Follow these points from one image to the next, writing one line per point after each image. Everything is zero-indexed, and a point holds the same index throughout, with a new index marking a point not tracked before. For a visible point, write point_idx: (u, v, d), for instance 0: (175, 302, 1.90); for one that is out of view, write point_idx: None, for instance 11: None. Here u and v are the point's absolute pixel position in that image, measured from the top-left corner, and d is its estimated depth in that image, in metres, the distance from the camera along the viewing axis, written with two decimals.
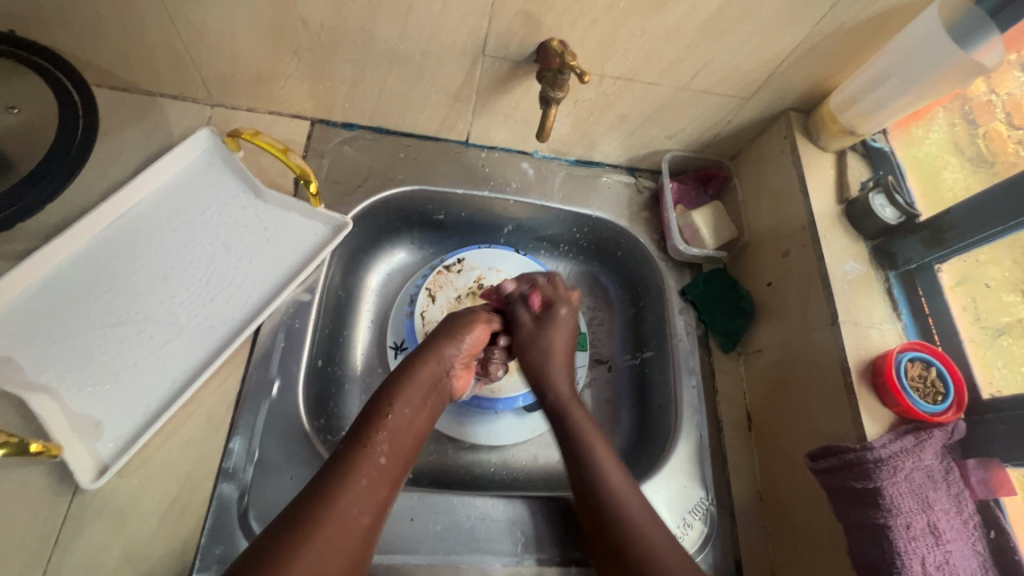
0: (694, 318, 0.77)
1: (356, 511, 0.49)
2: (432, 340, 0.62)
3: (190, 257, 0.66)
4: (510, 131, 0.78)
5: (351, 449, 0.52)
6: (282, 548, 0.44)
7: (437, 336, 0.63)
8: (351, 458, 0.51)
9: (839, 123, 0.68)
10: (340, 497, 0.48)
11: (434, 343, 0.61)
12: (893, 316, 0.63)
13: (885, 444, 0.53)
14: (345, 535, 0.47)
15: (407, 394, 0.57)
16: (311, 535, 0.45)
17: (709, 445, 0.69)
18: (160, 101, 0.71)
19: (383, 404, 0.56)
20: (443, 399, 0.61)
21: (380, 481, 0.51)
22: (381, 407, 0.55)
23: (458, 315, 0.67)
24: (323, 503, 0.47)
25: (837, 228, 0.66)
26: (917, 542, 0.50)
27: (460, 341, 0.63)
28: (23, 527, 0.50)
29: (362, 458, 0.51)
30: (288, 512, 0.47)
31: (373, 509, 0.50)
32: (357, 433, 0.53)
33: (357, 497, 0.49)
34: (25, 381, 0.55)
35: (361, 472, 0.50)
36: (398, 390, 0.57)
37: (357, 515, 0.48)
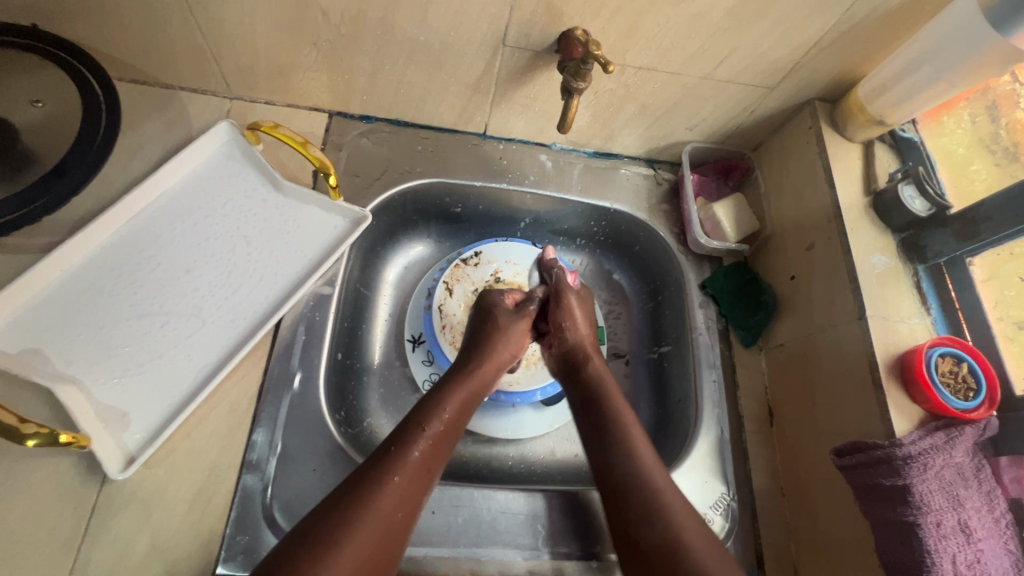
0: (714, 312, 0.76)
1: (396, 513, 0.49)
2: (478, 350, 0.65)
3: (212, 250, 0.66)
4: (528, 122, 0.77)
5: (396, 450, 0.52)
6: (321, 542, 0.45)
7: (484, 346, 0.65)
8: (397, 458, 0.52)
9: (866, 113, 0.66)
10: (383, 497, 0.49)
11: (481, 354, 0.64)
12: (922, 311, 0.61)
13: (915, 441, 0.52)
14: (382, 536, 0.47)
15: (451, 402, 0.59)
16: (349, 532, 0.46)
17: (730, 440, 0.68)
18: (179, 95, 0.71)
19: (432, 409, 0.57)
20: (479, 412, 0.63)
21: (421, 485, 0.52)
22: (431, 410, 0.57)
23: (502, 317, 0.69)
24: (365, 501, 0.48)
25: (864, 220, 0.65)
26: (947, 540, 0.49)
27: (506, 351, 0.65)
28: (53, 516, 0.51)
29: (407, 460, 0.52)
30: (329, 505, 0.48)
31: (410, 513, 0.50)
32: (404, 433, 0.54)
33: (398, 499, 0.50)
34: (53, 372, 0.55)
35: (403, 473, 0.51)
36: (444, 397, 0.59)
37: (396, 517, 0.49)
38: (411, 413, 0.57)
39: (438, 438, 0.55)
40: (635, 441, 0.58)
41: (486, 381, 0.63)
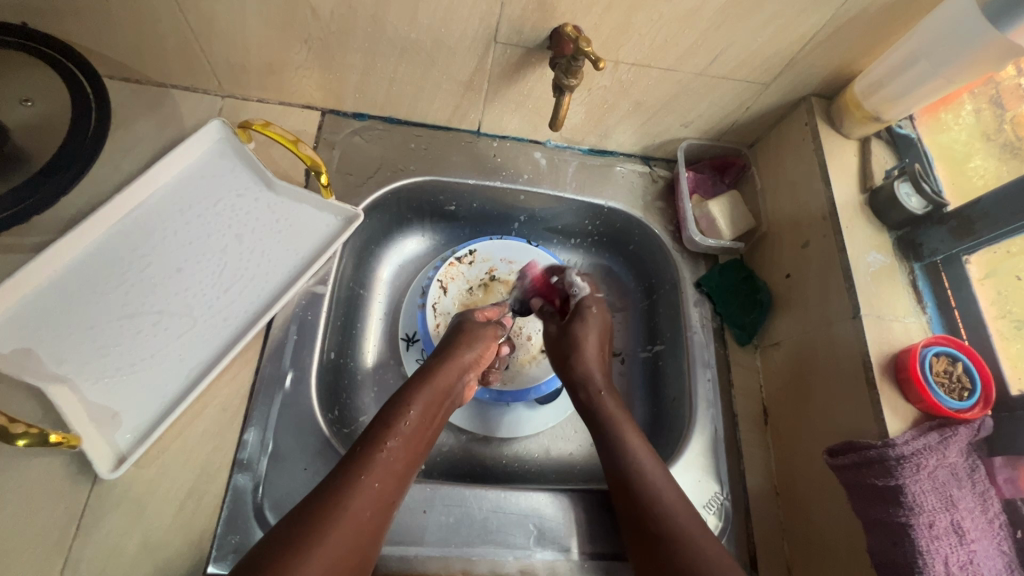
0: (709, 310, 0.75)
1: (369, 512, 0.49)
2: (444, 350, 0.64)
3: (203, 249, 0.66)
4: (522, 119, 0.77)
5: (365, 451, 0.52)
6: (292, 549, 0.44)
7: (449, 346, 0.65)
8: (364, 459, 0.52)
9: (863, 109, 0.66)
10: (352, 498, 0.49)
11: (446, 354, 0.64)
12: (917, 309, 0.61)
13: (908, 441, 0.51)
14: (353, 539, 0.47)
15: (418, 401, 0.58)
16: (323, 534, 0.46)
17: (724, 439, 0.68)
18: (172, 93, 0.71)
19: (398, 408, 0.57)
20: (451, 411, 0.63)
21: (392, 487, 0.52)
22: (398, 409, 0.57)
23: (467, 323, 0.69)
24: (337, 501, 0.48)
25: (859, 218, 0.64)
26: (940, 541, 0.49)
27: (470, 350, 0.65)
28: (45, 515, 0.51)
29: (375, 461, 0.52)
30: (304, 505, 0.48)
31: (381, 513, 0.50)
32: (372, 435, 0.54)
33: (367, 502, 0.49)
34: (45, 373, 0.55)
35: (373, 473, 0.51)
36: (413, 395, 0.58)
37: (368, 518, 0.49)
38: (380, 413, 0.57)
39: (405, 438, 0.55)
40: (647, 465, 0.59)
41: (455, 380, 0.62)
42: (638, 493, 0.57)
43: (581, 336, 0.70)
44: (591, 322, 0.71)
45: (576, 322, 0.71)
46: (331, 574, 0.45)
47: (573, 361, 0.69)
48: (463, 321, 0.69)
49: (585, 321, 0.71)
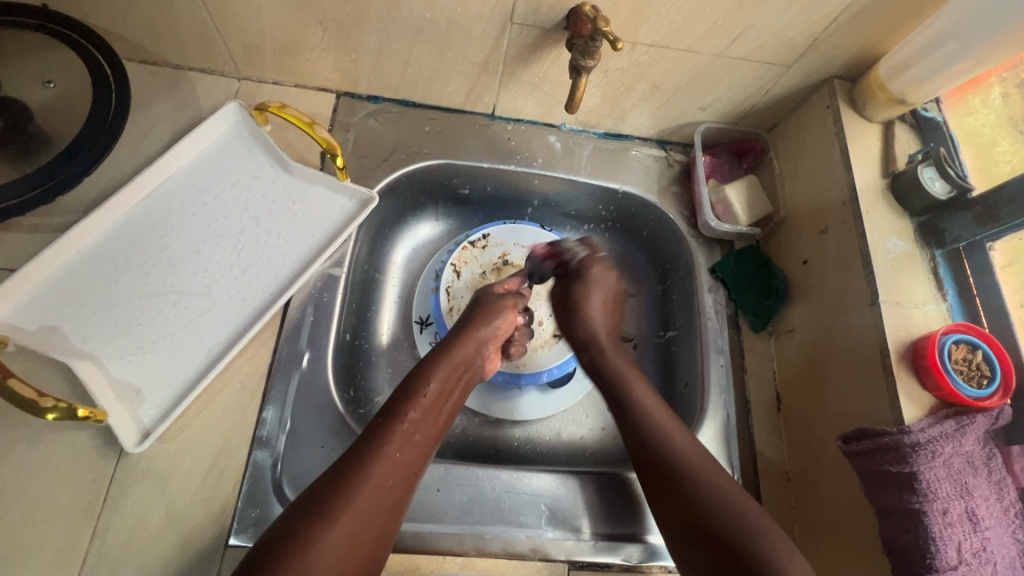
0: (724, 297, 0.75)
1: (391, 481, 0.50)
2: (463, 324, 0.65)
3: (222, 230, 0.67)
4: (537, 102, 0.76)
5: (385, 423, 0.54)
6: (315, 517, 0.46)
7: (468, 321, 0.65)
8: (385, 430, 0.53)
9: (888, 91, 0.64)
10: (374, 468, 0.50)
11: (465, 327, 0.64)
12: (938, 297, 0.60)
13: (923, 428, 0.51)
14: (376, 507, 0.49)
15: (437, 375, 0.59)
16: (346, 502, 0.48)
17: (736, 424, 0.68)
18: (189, 75, 0.71)
19: (418, 380, 0.58)
20: (473, 383, 0.64)
21: (413, 457, 0.53)
22: (417, 383, 0.58)
23: (486, 297, 0.68)
24: (358, 472, 0.49)
25: (880, 203, 0.63)
26: (953, 528, 0.49)
27: (491, 324, 0.65)
28: (74, 485, 0.53)
29: (396, 433, 0.53)
30: (327, 475, 0.50)
31: (403, 483, 0.51)
32: (393, 408, 0.56)
33: (390, 472, 0.51)
34: (71, 349, 0.57)
35: (395, 444, 0.52)
36: (432, 368, 0.60)
37: (391, 486, 0.50)
38: (400, 386, 0.58)
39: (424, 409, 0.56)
40: (682, 447, 0.57)
41: (473, 352, 0.63)
42: (656, 470, 0.57)
43: (583, 296, 0.71)
44: (595, 282, 0.72)
45: (578, 281, 0.72)
46: (353, 540, 0.47)
47: (574, 314, 0.71)
48: (483, 295, 0.69)
49: (587, 279, 0.72)
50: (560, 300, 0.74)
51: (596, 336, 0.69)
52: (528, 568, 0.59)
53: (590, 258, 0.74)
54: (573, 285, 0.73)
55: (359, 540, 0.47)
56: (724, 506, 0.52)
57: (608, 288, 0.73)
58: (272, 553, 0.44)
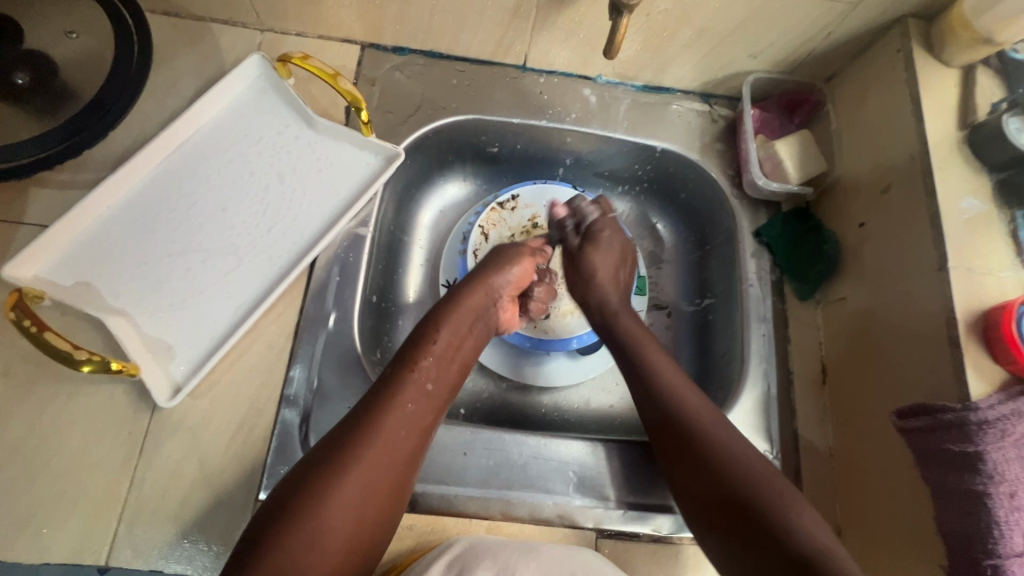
0: (768, 262, 0.70)
1: (404, 430, 0.49)
2: (476, 271, 0.63)
3: (247, 188, 0.65)
4: (572, 51, 0.71)
5: (397, 373, 0.52)
6: (329, 468, 0.45)
7: (481, 269, 0.63)
8: (396, 380, 0.52)
9: (972, 29, 0.56)
10: (388, 418, 0.49)
11: (478, 277, 0.62)
12: (1017, 263, 0.53)
13: (993, 405, 0.47)
14: (390, 457, 0.48)
15: (449, 325, 0.57)
16: (360, 452, 0.47)
17: (777, 396, 0.64)
18: (212, 27, 0.69)
19: (428, 329, 0.57)
20: (487, 334, 0.62)
21: (426, 407, 0.52)
22: (426, 332, 0.56)
23: (504, 248, 0.66)
24: (371, 422, 0.48)
25: (955, 158, 0.57)
26: (1021, 513, 0.45)
27: (506, 272, 0.63)
28: (112, 436, 0.54)
29: (407, 382, 0.52)
30: (341, 426, 0.49)
31: (417, 433, 0.50)
32: (404, 357, 0.54)
33: (402, 422, 0.50)
34: (104, 305, 0.57)
35: (407, 395, 0.51)
36: (444, 318, 0.58)
37: (405, 436, 0.49)
38: (411, 336, 0.57)
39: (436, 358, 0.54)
40: (693, 406, 0.55)
41: (485, 300, 0.61)
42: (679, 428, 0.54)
43: (591, 263, 0.68)
44: (603, 246, 0.69)
45: (589, 246, 0.68)
46: (367, 492, 0.46)
47: (584, 284, 0.67)
48: (501, 247, 0.67)
49: (598, 245, 0.69)
50: (568, 262, 0.70)
51: (602, 302, 0.66)
52: (555, 534, 0.58)
53: (601, 220, 0.70)
54: (581, 249, 0.69)
55: (373, 492, 0.46)
56: (748, 474, 0.50)
57: (616, 253, 0.69)
58: (288, 504, 0.44)
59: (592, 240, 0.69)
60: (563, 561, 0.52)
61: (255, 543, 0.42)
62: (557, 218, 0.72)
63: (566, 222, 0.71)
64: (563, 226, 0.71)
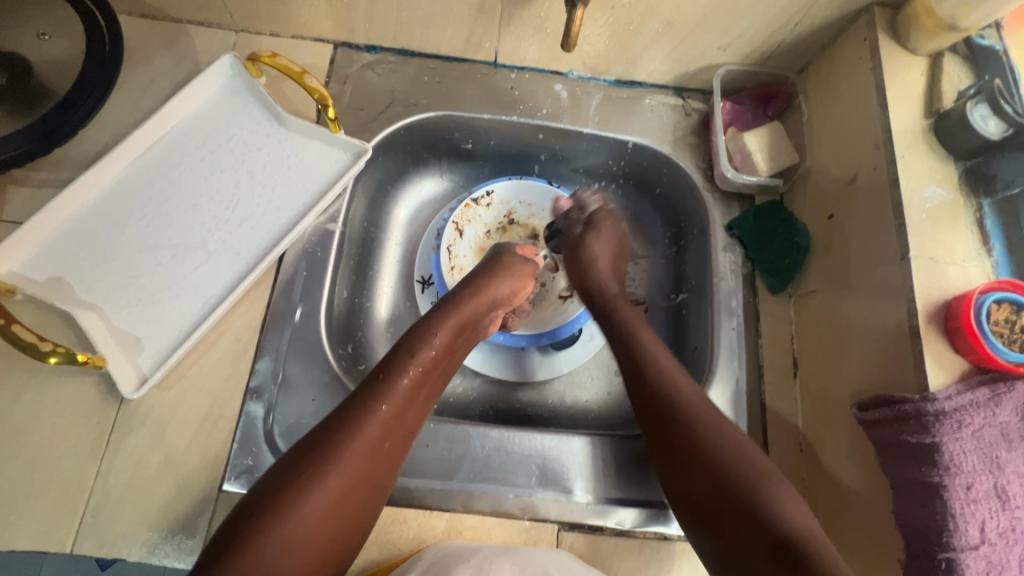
0: (740, 256, 0.69)
1: (387, 435, 0.50)
2: (476, 282, 0.64)
3: (219, 185, 0.67)
4: (541, 47, 0.71)
5: (384, 378, 0.53)
6: (313, 471, 0.45)
7: (482, 278, 0.65)
8: (384, 387, 0.52)
9: (935, 16, 0.55)
10: (371, 421, 0.49)
11: (481, 285, 0.64)
12: (982, 252, 0.52)
13: (951, 396, 0.46)
14: (369, 460, 0.48)
15: (439, 331, 0.58)
16: (341, 454, 0.47)
17: (746, 390, 0.64)
18: (187, 29, 0.71)
19: (421, 337, 0.57)
20: (471, 343, 0.63)
21: (409, 416, 0.52)
22: (420, 340, 0.57)
23: (506, 254, 0.70)
24: (356, 428, 0.49)
25: (919, 147, 0.56)
26: (978, 505, 0.44)
27: (505, 286, 0.65)
28: (80, 427, 0.56)
29: (395, 391, 0.52)
30: (320, 428, 0.49)
31: (398, 437, 0.51)
32: (394, 363, 0.54)
33: (383, 426, 0.50)
34: (75, 299, 0.59)
35: (391, 399, 0.51)
36: (436, 325, 0.58)
37: (386, 438, 0.50)
38: (402, 340, 0.57)
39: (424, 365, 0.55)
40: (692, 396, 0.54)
41: (481, 311, 0.63)
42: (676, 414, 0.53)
43: (591, 249, 0.71)
44: (604, 235, 0.72)
45: (590, 233, 0.72)
46: (344, 498, 0.46)
47: (584, 270, 0.70)
48: (500, 253, 0.70)
49: (598, 233, 0.72)
50: (569, 251, 0.73)
51: (602, 289, 0.68)
52: (517, 529, 0.57)
53: (602, 211, 0.74)
54: (583, 236, 0.72)
55: (351, 498, 0.47)
56: (741, 464, 0.49)
57: (614, 242, 0.73)
58: (265, 505, 0.43)
59: (594, 227, 0.73)
60: (542, 562, 0.52)
61: (226, 544, 0.42)
62: (562, 209, 0.77)
63: (571, 212, 0.76)
64: (568, 216, 0.76)
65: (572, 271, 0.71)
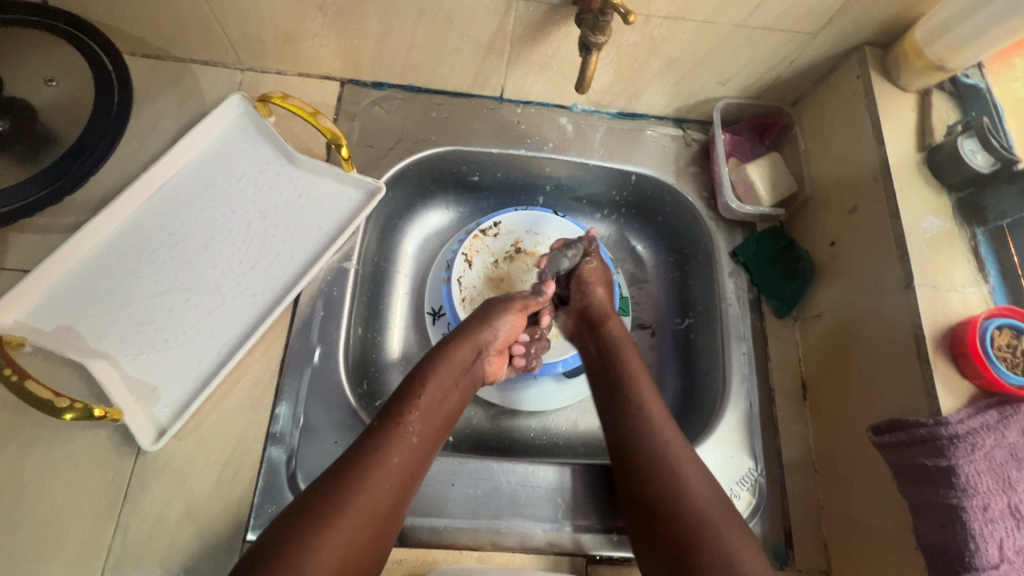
0: (746, 281, 0.72)
1: (386, 488, 0.50)
2: (468, 326, 0.64)
3: (229, 226, 0.66)
4: (547, 83, 0.73)
5: (376, 429, 0.53)
6: (315, 518, 0.45)
7: (472, 323, 0.64)
8: (382, 435, 0.52)
9: (924, 57, 0.59)
10: (370, 474, 0.49)
11: (470, 330, 0.63)
12: (978, 278, 0.56)
13: (963, 420, 0.48)
14: (365, 514, 0.48)
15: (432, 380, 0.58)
16: (341, 508, 0.47)
17: (759, 414, 0.66)
18: (192, 68, 0.70)
19: (416, 385, 0.57)
20: (471, 388, 0.63)
21: (410, 461, 0.52)
22: (413, 386, 0.57)
23: (493, 301, 0.67)
24: (355, 476, 0.49)
25: (915, 179, 0.59)
26: (995, 524, 0.46)
27: (494, 329, 0.63)
28: (95, 483, 0.54)
29: (393, 438, 0.52)
30: (318, 486, 0.49)
31: (400, 488, 0.51)
32: (390, 412, 0.55)
33: (379, 481, 0.50)
34: (85, 348, 0.57)
35: (390, 448, 0.52)
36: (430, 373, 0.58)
37: (386, 492, 0.50)
38: (399, 390, 0.57)
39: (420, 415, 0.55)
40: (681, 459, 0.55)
41: (472, 356, 0.62)
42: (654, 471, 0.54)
43: (591, 276, 0.71)
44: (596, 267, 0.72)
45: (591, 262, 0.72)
46: (349, 547, 0.46)
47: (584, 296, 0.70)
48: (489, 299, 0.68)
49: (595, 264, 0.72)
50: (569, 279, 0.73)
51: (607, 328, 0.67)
52: (545, 562, 0.58)
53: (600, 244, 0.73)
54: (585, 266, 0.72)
55: (355, 548, 0.46)
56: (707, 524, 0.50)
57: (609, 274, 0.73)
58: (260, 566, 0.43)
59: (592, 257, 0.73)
60: None
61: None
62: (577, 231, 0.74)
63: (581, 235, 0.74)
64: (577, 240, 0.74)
65: (575, 297, 0.71)
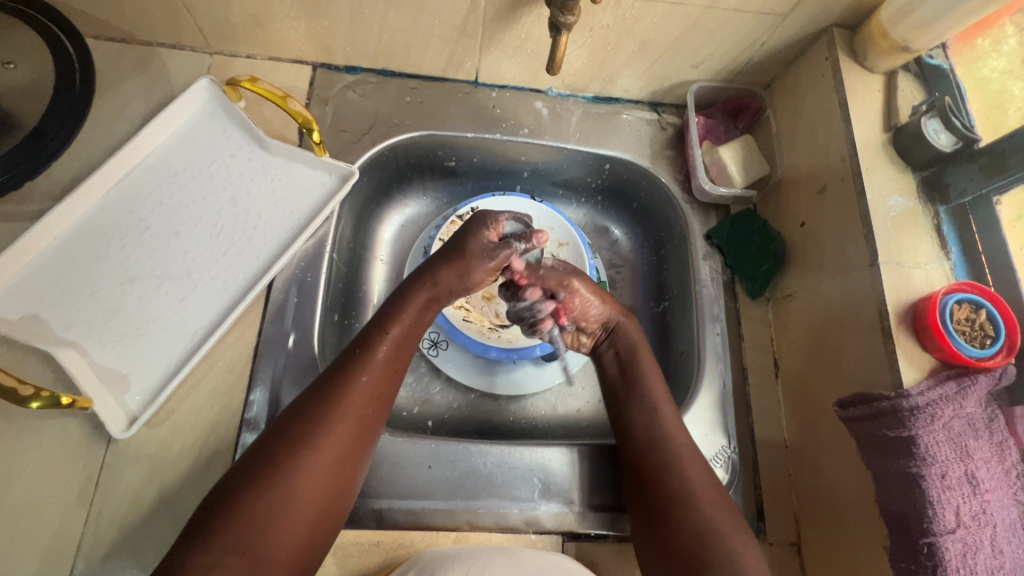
0: (719, 263, 0.72)
1: (335, 447, 0.48)
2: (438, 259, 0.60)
3: (200, 212, 0.65)
4: (521, 66, 0.73)
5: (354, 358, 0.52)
6: (258, 480, 0.45)
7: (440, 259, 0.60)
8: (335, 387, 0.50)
9: (890, 38, 0.60)
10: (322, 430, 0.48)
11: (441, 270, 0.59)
12: (941, 255, 0.57)
13: (923, 391, 0.49)
14: (315, 490, 0.47)
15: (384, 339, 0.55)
16: (288, 469, 0.46)
17: (732, 392, 0.67)
18: (158, 52, 0.69)
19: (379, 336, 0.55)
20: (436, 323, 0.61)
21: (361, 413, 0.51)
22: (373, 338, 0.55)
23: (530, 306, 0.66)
24: (308, 433, 0.48)
25: (881, 159, 0.60)
26: (952, 491, 0.47)
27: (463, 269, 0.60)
28: (66, 471, 0.53)
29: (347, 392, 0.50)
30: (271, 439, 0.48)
31: (351, 444, 0.50)
32: (349, 363, 0.52)
33: (330, 452, 0.48)
34: (52, 337, 0.56)
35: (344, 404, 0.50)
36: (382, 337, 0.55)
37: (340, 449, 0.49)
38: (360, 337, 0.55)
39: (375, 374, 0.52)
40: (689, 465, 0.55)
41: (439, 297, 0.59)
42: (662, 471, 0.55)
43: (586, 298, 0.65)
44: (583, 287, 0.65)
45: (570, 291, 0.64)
46: (301, 513, 0.46)
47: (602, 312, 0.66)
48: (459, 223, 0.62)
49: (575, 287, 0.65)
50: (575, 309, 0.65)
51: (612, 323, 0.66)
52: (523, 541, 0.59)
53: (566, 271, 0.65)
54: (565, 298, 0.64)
55: (303, 513, 0.46)
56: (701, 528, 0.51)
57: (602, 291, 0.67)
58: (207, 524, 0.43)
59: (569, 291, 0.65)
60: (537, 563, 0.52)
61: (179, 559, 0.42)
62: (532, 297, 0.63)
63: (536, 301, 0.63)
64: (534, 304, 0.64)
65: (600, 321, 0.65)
